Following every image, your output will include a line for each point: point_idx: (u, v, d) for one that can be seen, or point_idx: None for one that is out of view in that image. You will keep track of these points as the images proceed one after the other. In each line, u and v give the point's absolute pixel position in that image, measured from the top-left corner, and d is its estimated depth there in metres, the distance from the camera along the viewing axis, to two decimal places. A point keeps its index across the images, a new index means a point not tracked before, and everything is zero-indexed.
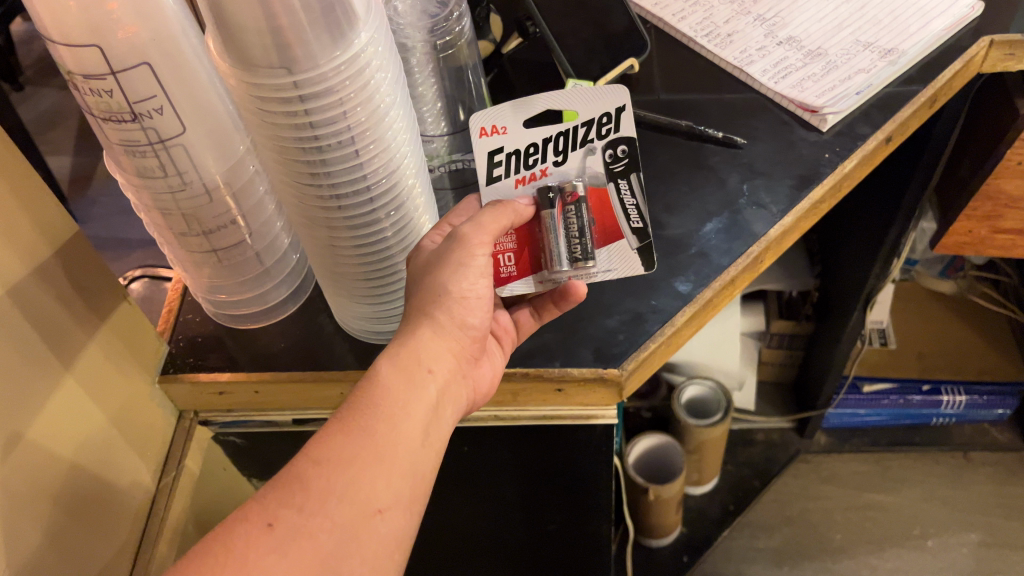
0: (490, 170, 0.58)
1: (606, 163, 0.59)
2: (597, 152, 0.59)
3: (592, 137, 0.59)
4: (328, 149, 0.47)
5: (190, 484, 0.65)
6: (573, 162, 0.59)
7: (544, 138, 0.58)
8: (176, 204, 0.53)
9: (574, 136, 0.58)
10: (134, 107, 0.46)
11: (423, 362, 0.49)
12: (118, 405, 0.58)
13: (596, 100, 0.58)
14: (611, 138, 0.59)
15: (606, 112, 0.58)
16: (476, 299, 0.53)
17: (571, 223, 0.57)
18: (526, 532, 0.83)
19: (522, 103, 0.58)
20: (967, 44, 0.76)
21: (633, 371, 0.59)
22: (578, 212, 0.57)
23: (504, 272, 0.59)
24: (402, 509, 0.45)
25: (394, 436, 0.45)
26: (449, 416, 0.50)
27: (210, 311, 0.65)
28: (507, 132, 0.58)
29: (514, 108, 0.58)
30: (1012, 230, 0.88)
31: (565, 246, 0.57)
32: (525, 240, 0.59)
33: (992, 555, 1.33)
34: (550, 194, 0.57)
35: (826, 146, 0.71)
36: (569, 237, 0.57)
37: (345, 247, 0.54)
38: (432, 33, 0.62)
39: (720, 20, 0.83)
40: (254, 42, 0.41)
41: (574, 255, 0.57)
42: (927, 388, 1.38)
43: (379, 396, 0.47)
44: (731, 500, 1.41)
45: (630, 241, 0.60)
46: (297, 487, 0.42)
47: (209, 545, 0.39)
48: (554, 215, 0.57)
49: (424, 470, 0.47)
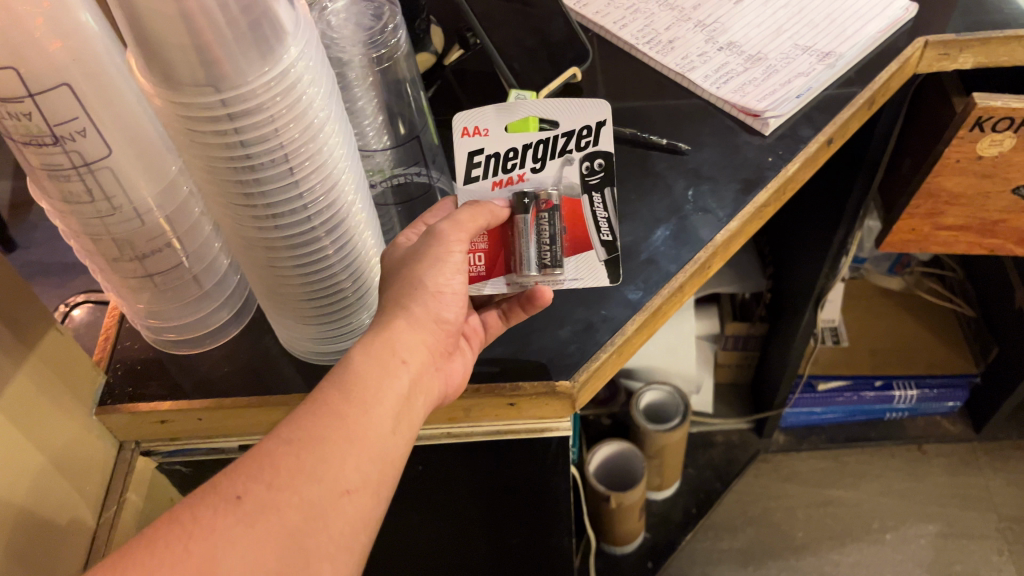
0: (467, 169, 0.59)
1: (582, 174, 0.60)
2: (575, 163, 0.60)
3: (571, 148, 0.59)
4: (262, 167, 0.45)
5: (134, 517, 0.63)
6: (551, 170, 0.59)
7: (524, 145, 0.58)
8: (107, 229, 0.51)
9: (554, 144, 0.59)
10: (55, 130, 0.44)
11: (398, 351, 0.48)
12: (52, 438, 0.55)
13: (578, 112, 0.58)
14: (589, 150, 0.60)
15: (586, 125, 0.59)
16: (451, 294, 0.52)
17: (542, 230, 0.57)
18: (487, 549, 0.82)
19: (505, 107, 0.58)
20: (902, 45, 0.77)
21: (584, 383, 0.59)
22: (551, 220, 0.57)
23: (474, 272, 0.59)
24: (370, 493, 0.43)
25: (366, 421, 0.44)
26: (423, 406, 0.49)
27: (149, 337, 0.63)
28: (487, 134, 0.58)
29: (496, 111, 0.58)
30: (954, 226, 0.89)
31: (535, 252, 0.57)
32: (498, 242, 0.59)
33: (950, 544, 1.35)
34: (525, 200, 0.58)
35: (769, 150, 0.71)
36: (540, 243, 0.57)
37: (285, 269, 0.52)
38: (368, 47, 0.60)
39: (662, 27, 0.83)
40: (178, 61, 0.39)
41: (542, 262, 0.57)
42: (880, 383, 1.40)
43: (352, 382, 0.45)
44: (693, 503, 1.41)
45: (599, 253, 0.60)
46: (266, 465, 0.41)
47: (176, 516, 0.38)
48: (527, 221, 0.57)
49: (395, 457, 0.45)
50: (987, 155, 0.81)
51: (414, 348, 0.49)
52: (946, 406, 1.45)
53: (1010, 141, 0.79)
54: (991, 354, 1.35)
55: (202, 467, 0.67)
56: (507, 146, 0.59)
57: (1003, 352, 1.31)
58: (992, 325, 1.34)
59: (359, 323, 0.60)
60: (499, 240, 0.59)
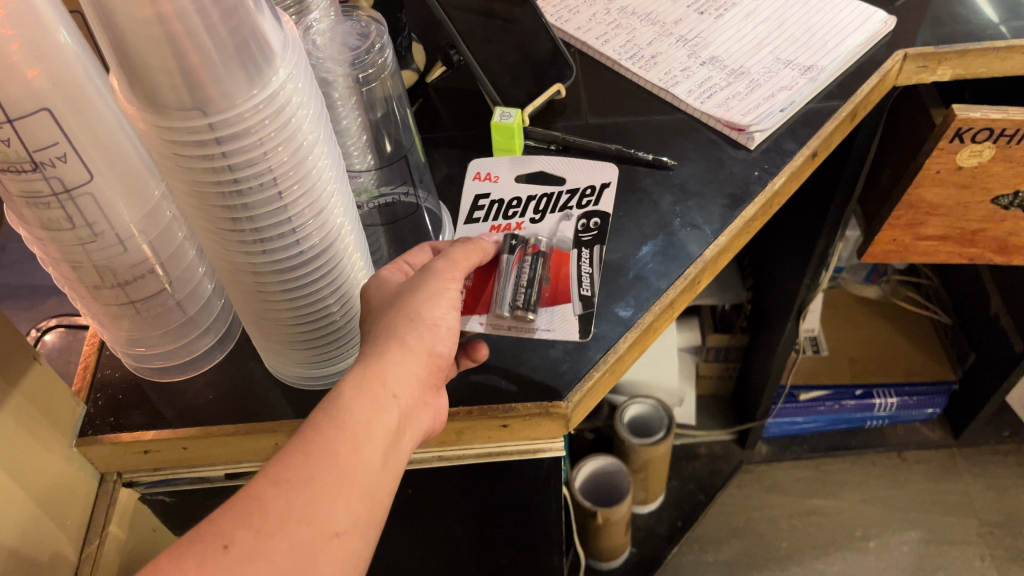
0: (472, 210, 0.67)
1: (576, 230, 0.65)
2: (571, 220, 0.66)
3: (571, 206, 0.67)
4: (249, 192, 0.44)
5: (116, 552, 0.61)
6: (548, 223, 0.64)
7: (527, 196, 0.67)
8: (88, 256, 0.49)
9: (556, 201, 0.67)
10: (34, 156, 0.43)
11: (389, 384, 0.46)
12: (26, 471, 0.54)
13: (576, 175, 0.70)
14: (587, 210, 0.67)
15: (590, 186, 0.69)
16: (446, 327, 0.51)
17: (524, 273, 0.60)
18: (478, 567, 0.81)
19: (519, 164, 0.70)
20: (882, 58, 0.78)
21: (578, 403, 0.58)
22: (532, 263, 0.60)
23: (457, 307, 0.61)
24: (359, 533, 0.42)
25: (357, 459, 0.43)
26: (412, 436, 0.48)
27: (130, 364, 0.61)
28: (494, 182, 0.69)
29: (509, 164, 0.70)
30: (934, 236, 0.90)
31: (510, 291, 0.60)
32: (483, 277, 0.62)
33: (933, 551, 1.36)
34: (513, 242, 0.60)
35: (755, 164, 0.71)
36: (517, 285, 0.60)
37: (273, 294, 0.51)
38: (354, 67, 0.58)
39: (644, 42, 0.83)
40: (164, 84, 0.38)
41: (514, 303, 0.59)
42: (860, 392, 1.40)
43: (342, 419, 0.44)
44: (678, 516, 1.41)
45: (575, 306, 0.61)
46: (253, 509, 0.39)
47: (160, 564, 0.37)
48: (511, 261, 0.60)
49: (383, 495, 0.44)
50: (967, 165, 0.82)
51: (405, 381, 0.47)
52: (926, 412, 1.46)
53: (989, 152, 0.80)
54: (969, 361, 1.36)
55: (186, 496, 0.65)
56: (512, 196, 0.67)
57: (979, 358, 1.33)
58: (969, 331, 1.36)
59: (348, 347, 0.59)
60: (484, 275, 0.62)
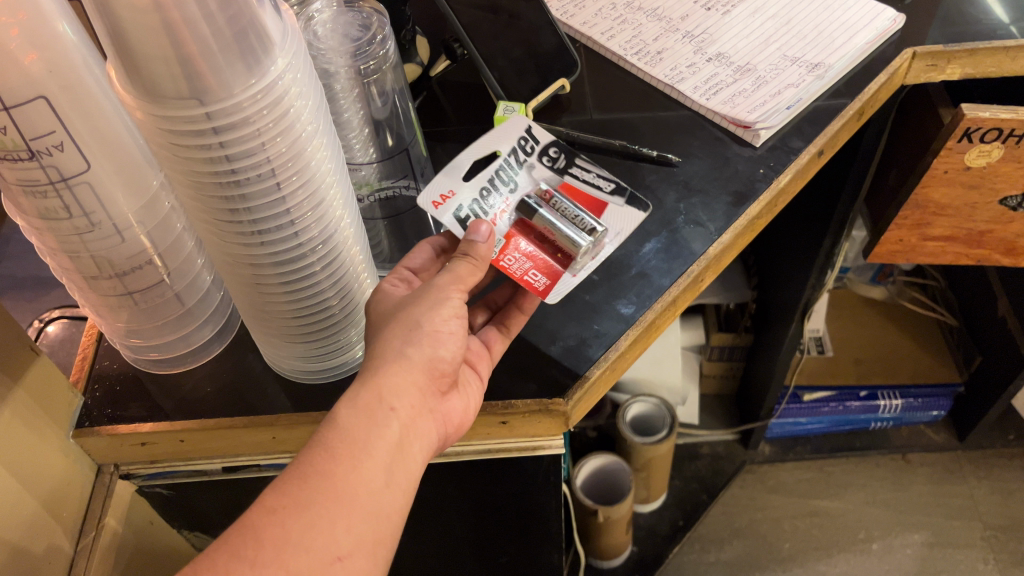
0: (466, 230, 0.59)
1: (549, 165, 0.64)
2: (536, 165, 0.64)
3: (525, 157, 0.64)
4: (247, 183, 0.44)
5: (114, 544, 0.61)
6: (523, 183, 0.63)
7: (489, 179, 0.62)
8: (85, 246, 0.49)
9: (509, 163, 0.63)
10: (31, 145, 0.43)
11: (385, 398, 0.46)
12: (23, 462, 0.53)
13: (504, 137, 0.64)
14: (540, 147, 0.64)
15: (521, 135, 0.64)
16: (448, 333, 0.50)
17: (559, 207, 0.61)
18: (476, 561, 0.81)
19: (455, 167, 0.62)
20: (890, 56, 0.77)
21: (577, 401, 0.58)
22: (560, 200, 0.61)
23: (539, 283, 0.59)
24: (363, 555, 0.42)
25: (356, 480, 0.43)
26: (419, 452, 0.47)
27: (129, 356, 0.61)
28: (459, 196, 0.61)
29: (448, 176, 0.61)
30: (941, 237, 0.89)
31: (573, 227, 0.60)
32: (535, 255, 0.60)
33: (936, 554, 1.35)
34: (530, 200, 0.61)
35: (760, 161, 0.71)
36: (569, 219, 0.60)
37: (272, 287, 0.51)
38: (356, 58, 0.58)
39: (650, 38, 0.82)
40: (161, 72, 0.38)
41: (587, 229, 0.60)
42: (864, 393, 1.41)
43: (338, 440, 0.44)
44: (680, 515, 1.41)
45: (616, 201, 0.65)
46: (249, 536, 0.39)
47: None
48: (545, 212, 0.60)
49: (390, 512, 0.44)
50: (975, 165, 0.81)
51: (403, 393, 0.47)
52: (930, 414, 1.45)
53: (997, 152, 0.79)
54: (975, 363, 1.35)
55: (184, 489, 0.65)
56: (478, 189, 0.61)
57: (985, 360, 1.32)
58: (975, 333, 1.35)
59: (348, 339, 0.58)
60: (533, 256, 0.60)
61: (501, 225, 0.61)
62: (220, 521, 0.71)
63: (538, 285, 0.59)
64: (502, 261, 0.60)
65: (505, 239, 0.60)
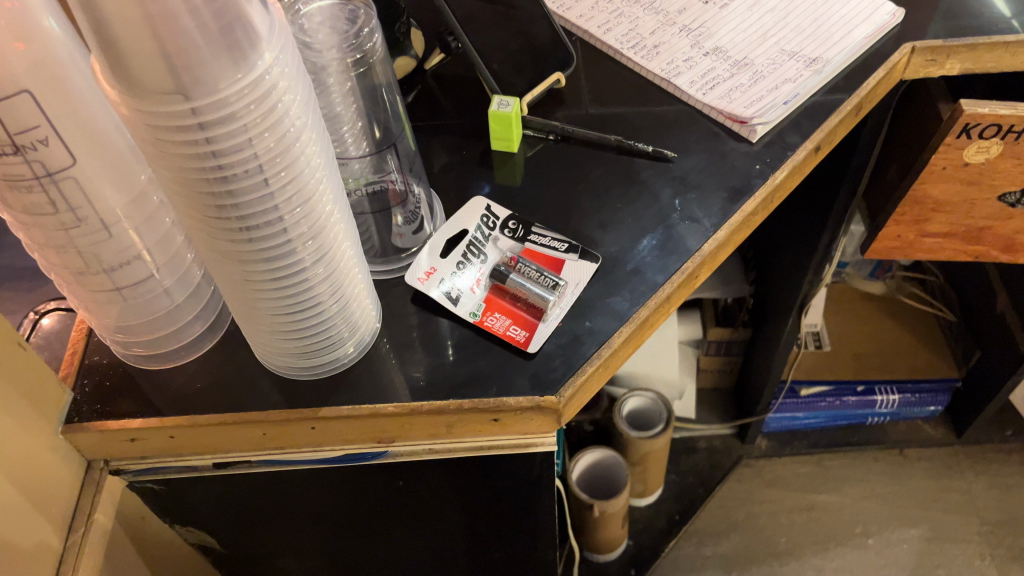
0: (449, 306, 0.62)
1: (512, 236, 0.66)
2: (502, 237, 0.66)
3: (491, 231, 0.66)
4: (235, 178, 0.43)
5: (104, 540, 0.61)
6: (493, 254, 0.65)
7: (461, 254, 0.64)
8: (72, 241, 0.49)
9: (478, 238, 0.65)
10: (15, 140, 0.42)
11: None
12: (11, 458, 0.53)
13: (467, 216, 0.67)
14: (500, 222, 0.67)
15: (482, 212, 0.67)
16: None
17: (525, 268, 0.62)
18: (469, 557, 0.81)
19: (432, 245, 0.64)
20: (889, 50, 0.76)
21: (570, 397, 0.57)
22: (525, 263, 0.62)
23: (518, 338, 0.60)
24: None
25: None
26: None
27: (119, 351, 0.61)
28: (438, 270, 0.63)
29: (423, 253, 0.64)
30: (939, 233, 0.88)
31: (540, 285, 0.61)
32: (513, 313, 0.61)
33: (932, 549, 1.35)
34: (500, 268, 0.63)
35: (757, 157, 0.70)
36: (535, 279, 0.61)
37: (261, 283, 0.50)
38: (344, 50, 0.57)
39: (646, 32, 0.82)
40: (145, 66, 0.37)
41: (551, 285, 0.61)
42: (862, 388, 1.39)
43: None
44: (677, 510, 1.40)
45: (573, 258, 0.64)
46: None
47: None
48: (514, 276, 0.62)
49: None
50: (974, 161, 0.80)
51: None
52: (928, 410, 1.45)
53: (996, 148, 0.78)
54: (973, 358, 1.35)
55: (175, 485, 0.64)
56: (454, 264, 0.64)
57: (983, 356, 1.32)
58: (973, 329, 1.35)
59: (339, 336, 0.58)
60: (512, 311, 0.61)
61: (477, 295, 0.62)
62: (212, 517, 0.70)
63: (519, 339, 0.60)
64: (484, 321, 0.61)
65: (484, 303, 0.62)
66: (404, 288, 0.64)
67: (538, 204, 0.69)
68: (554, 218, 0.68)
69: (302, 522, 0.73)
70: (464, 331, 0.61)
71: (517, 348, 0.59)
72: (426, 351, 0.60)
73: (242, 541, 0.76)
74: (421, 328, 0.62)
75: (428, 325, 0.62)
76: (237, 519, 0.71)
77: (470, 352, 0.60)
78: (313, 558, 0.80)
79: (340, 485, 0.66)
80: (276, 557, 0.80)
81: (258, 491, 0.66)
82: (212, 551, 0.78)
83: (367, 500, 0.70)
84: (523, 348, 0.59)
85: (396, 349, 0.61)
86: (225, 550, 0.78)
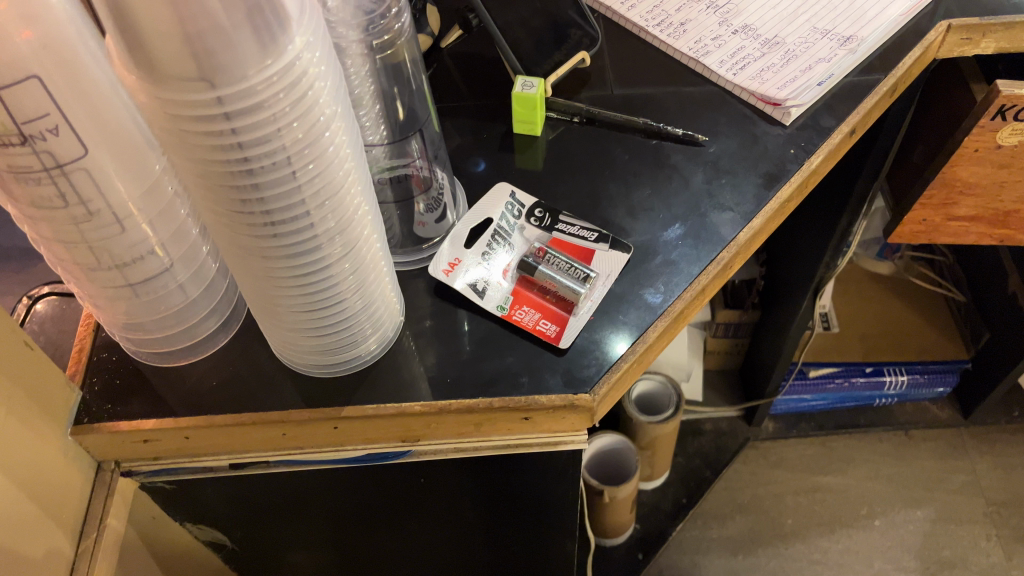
0: (476, 298, 0.59)
1: (539, 225, 0.63)
2: (528, 226, 0.63)
3: (519, 219, 0.63)
4: (260, 171, 0.40)
5: (115, 544, 0.58)
6: (519, 243, 0.62)
7: (486, 243, 0.62)
8: (82, 236, 0.45)
9: (503, 228, 0.63)
10: (23, 129, 0.39)
11: None
12: (20, 464, 0.50)
13: (492, 203, 0.64)
14: (527, 210, 0.64)
15: (507, 200, 0.64)
16: None
17: (553, 259, 0.59)
18: (487, 551, 0.79)
19: (455, 235, 0.62)
20: (924, 28, 0.73)
21: (604, 396, 0.54)
22: (554, 255, 0.59)
23: (549, 333, 0.57)
24: None
25: None
26: None
27: (130, 348, 0.58)
28: (464, 262, 0.61)
29: (450, 243, 0.62)
30: (965, 216, 0.86)
31: (570, 277, 0.58)
32: (542, 307, 0.59)
33: (939, 530, 1.34)
34: (528, 259, 0.60)
35: (791, 141, 0.67)
36: (565, 271, 0.58)
37: (284, 281, 0.47)
38: (368, 32, 0.54)
39: (672, 8, 0.79)
40: (168, 50, 0.34)
41: (583, 277, 0.59)
42: (870, 369, 1.38)
43: None
44: (683, 492, 1.39)
45: (603, 248, 0.61)
46: None
47: None
48: (544, 268, 0.59)
49: None
50: (1007, 143, 0.78)
51: None
52: (936, 391, 1.43)
53: None
54: (983, 340, 1.33)
55: (187, 485, 0.62)
56: (480, 253, 0.61)
57: (992, 337, 1.30)
58: (982, 310, 1.33)
59: (362, 332, 0.55)
60: (542, 305, 0.59)
61: (504, 287, 0.60)
62: (223, 515, 0.68)
63: (550, 334, 0.57)
64: (512, 315, 0.58)
65: (511, 296, 0.59)
66: (426, 279, 0.62)
67: (564, 190, 0.66)
68: (582, 205, 0.65)
69: (316, 518, 0.70)
70: (491, 326, 0.59)
71: (548, 344, 0.57)
72: (452, 345, 0.58)
73: (253, 538, 0.73)
74: (444, 321, 0.59)
75: (445, 316, 0.60)
76: (250, 516, 0.69)
77: (497, 347, 0.57)
78: (325, 553, 0.78)
79: (359, 482, 0.64)
80: (287, 552, 0.77)
81: (272, 489, 0.64)
82: (222, 547, 0.76)
83: (386, 497, 0.67)
84: (554, 344, 0.57)
85: (419, 346, 0.58)
86: (235, 546, 0.75)
